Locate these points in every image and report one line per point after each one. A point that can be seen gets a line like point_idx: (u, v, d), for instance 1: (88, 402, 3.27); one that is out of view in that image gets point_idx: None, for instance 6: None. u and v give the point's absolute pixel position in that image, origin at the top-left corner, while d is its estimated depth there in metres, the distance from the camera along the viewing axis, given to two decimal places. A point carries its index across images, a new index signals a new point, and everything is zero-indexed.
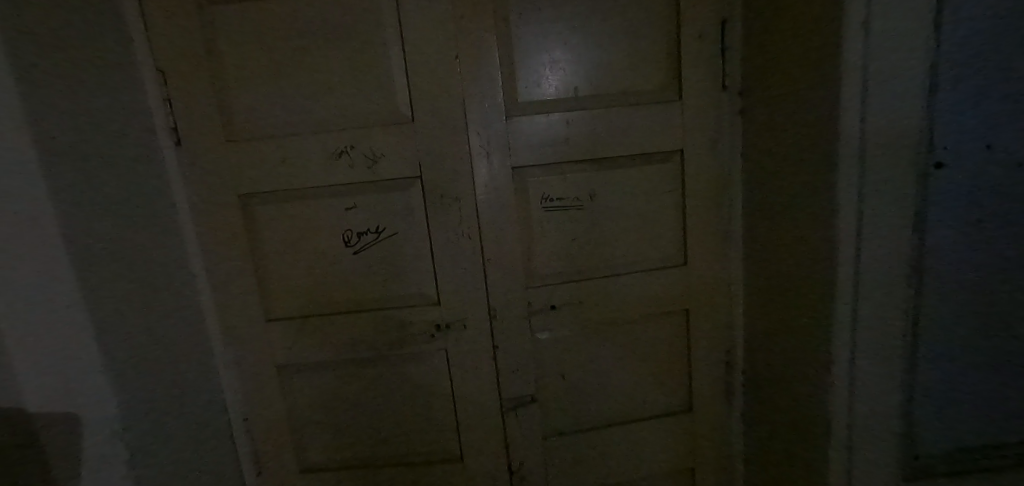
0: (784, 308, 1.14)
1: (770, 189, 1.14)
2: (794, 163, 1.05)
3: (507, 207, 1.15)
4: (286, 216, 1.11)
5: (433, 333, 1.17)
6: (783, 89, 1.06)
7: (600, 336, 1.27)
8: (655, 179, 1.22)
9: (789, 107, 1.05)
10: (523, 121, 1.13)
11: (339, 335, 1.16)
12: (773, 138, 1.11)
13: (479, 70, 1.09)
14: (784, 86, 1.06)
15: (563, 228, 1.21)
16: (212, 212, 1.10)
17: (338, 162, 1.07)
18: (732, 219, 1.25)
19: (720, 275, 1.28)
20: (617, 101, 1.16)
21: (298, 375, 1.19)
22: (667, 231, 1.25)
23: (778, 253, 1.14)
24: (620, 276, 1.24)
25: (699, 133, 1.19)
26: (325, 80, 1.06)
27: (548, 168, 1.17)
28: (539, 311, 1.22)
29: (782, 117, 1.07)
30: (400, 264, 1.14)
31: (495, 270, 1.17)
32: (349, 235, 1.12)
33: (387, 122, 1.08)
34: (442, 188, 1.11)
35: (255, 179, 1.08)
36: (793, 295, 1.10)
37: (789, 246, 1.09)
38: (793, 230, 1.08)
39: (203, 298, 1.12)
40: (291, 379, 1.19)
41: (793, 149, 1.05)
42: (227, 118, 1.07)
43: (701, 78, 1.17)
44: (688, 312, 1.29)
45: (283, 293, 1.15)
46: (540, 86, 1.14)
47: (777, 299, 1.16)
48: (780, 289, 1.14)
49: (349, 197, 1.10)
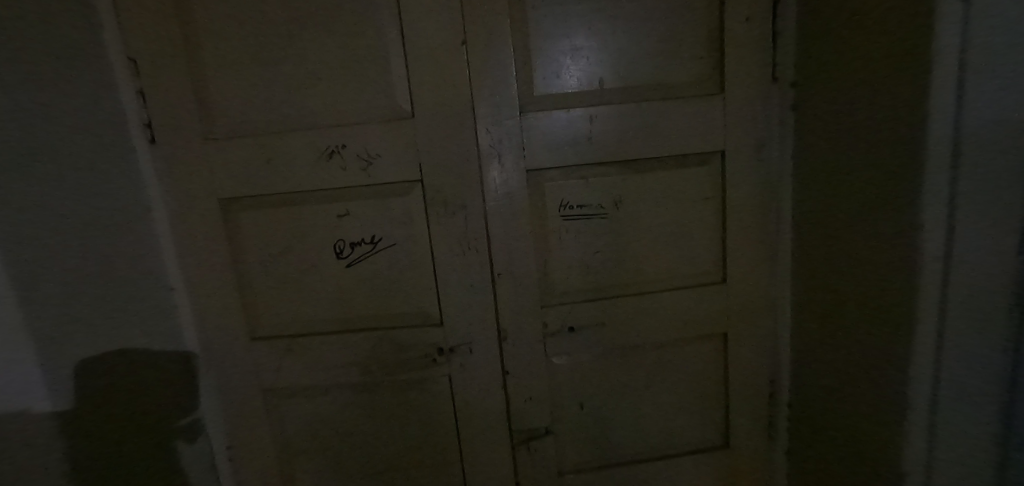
0: (845, 337, 0.98)
1: (830, 198, 0.97)
2: (866, 167, 0.89)
3: (520, 215, 1.01)
4: (272, 224, 0.99)
5: (435, 358, 1.04)
6: (852, 80, 0.89)
7: (625, 362, 1.12)
8: (692, 185, 1.06)
9: (860, 101, 0.88)
10: (540, 118, 0.99)
11: (331, 358, 1.04)
12: (836, 137, 0.94)
13: (490, 58, 0.95)
14: (853, 77, 0.89)
15: (584, 239, 1.06)
16: (190, 219, 0.98)
17: (328, 163, 0.95)
18: (780, 230, 1.09)
19: (765, 294, 1.11)
20: (649, 95, 1.01)
21: (286, 400, 1.07)
22: (705, 244, 1.09)
23: (839, 272, 0.97)
24: (649, 295, 1.08)
25: (744, 132, 1.03)
26: (315, 69, 0.94)
27: (568, 171, 1.03)
28: (556, 333, 1.08)
29: (849, 113, 0.91)
30: (398, 280, 1.01)
31: (507, 287, 1.03)
32: (342, 246, 0.99)
33: (384, 118, 0.94)
34: (446, 194, 0.97)
35: (237, 182, 0.97)
36: (858, 322, 0.94)
37: (857, 265, 0.93)
38: (862, 247, 0.91)
39: (182, 313, 1.01)
40: (279, 404, 1.07)
41: (864, 151, 0.89)
42: (206, 114, 0.95)
43: (748, 69, 1.01)
44: (727, 336, 1.13)
45: (270, 309, 1.03)
46: (561, 78, 0.99)
47: (836, 326, 1.00)
48: (840, 315, 0.98)
49: (341, 203, 0.97)
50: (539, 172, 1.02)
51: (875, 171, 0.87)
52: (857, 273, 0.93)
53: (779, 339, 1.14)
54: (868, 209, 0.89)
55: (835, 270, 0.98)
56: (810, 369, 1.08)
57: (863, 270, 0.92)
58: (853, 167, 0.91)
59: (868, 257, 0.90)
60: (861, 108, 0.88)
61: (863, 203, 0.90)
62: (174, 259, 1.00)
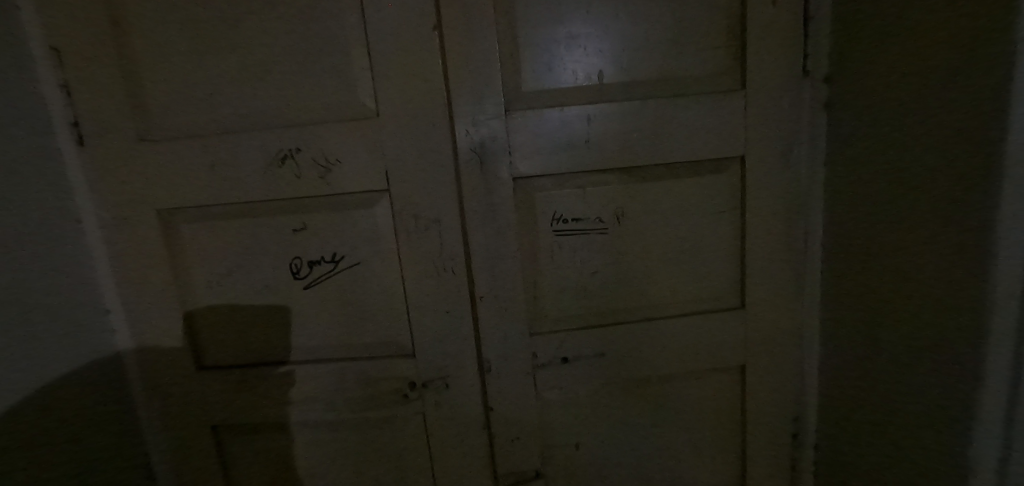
0: (890, 376, 0.83)
1: (873, 213, 0.82)
2: (921, 179, 0.74)
3: (506, 230, 0.88)
4: (220, 238, 0.86)
5: (406, 394, 0.91)
6: (905, 74, 0.75)
7: (627, 398, 0.98)
8: (707, 196, 0.91)
9: (914, 100, 0.73)
10: (530, 118, 0.85)
11: (289, 391, 0.91)
12: (882, 142, 0.79)
13: (471, 47, 0.81)
14: (906, 70, 0.74)
15: (580, 257, 0.92)
16: (126, 232, 0.86)
17: (281, 169, 0.82)
18: (809, 249, 0.94)
19: (790, 322, 0.96)
20: (657, 91, 0.87)
21: (240, 436, 0.94)
22: (721, 263, 0.94)
23: (883, 300, 0.83)
24: (656, 321, 0.94)
25: (769, 134, 0.88)
26: (265, 60, 0.80)
27: (562, 179, 0.89)
28: (548, 364, 0.94)
29: (900, 113, 0.76)
30: (364, 303, 0.88)
31: (489, 313, 0.90)
32: (298, 264, 0.87)
33: (346, 118, 0.81)
34: (419, 206, 0.84)
35: (178, 190, 0.84)
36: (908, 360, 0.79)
37: (907, 293, 0.78)
38: (914, 272, 0.77)
39: (120, 339, 0.89)
40: (231, 440, 0.95)
41: (918, 160, 0.74)
42: (142, 111, 0.82)
43: (776, 60, 0.86)
44: (745, 369, 0.98)
45: (221, 335, 0.91)
46: (554, 71, 0.85)
47: (879, 364, 0.85)
48: (885, 350, 0.83)
49: (297, 215, 0.84)
50: (529, 180, 0.88)
51: (934, 184, 0.72)
52: (908, 303, 0.78)
53: (805, 372, 0.99)
54: (923, 228, 0.74)
55: (878, 298, 0.84)
56: (844, 409, 0.94)
57: (915, 300, 0.77)
58: (906, 179, 0.76)
59: (922, 285, 0.75)
60: (915, 108, 0.73)
61: (917, 222, 0.75)
62: (110, 277, 0.88)
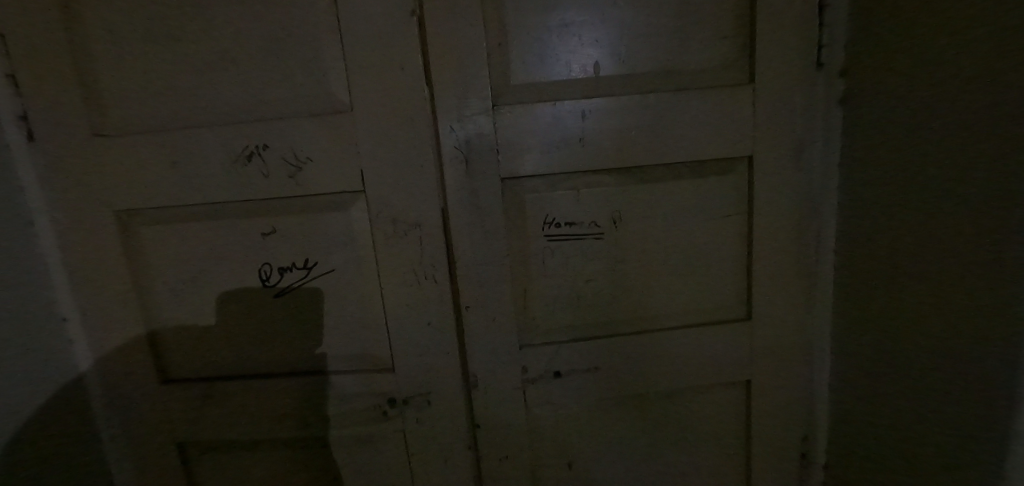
0: (910, 396, 0.77)
1: (893, 219, 0.75)
2: (949, 182, 0.67)
3: (494, 234, 0.81)
4: (184, 242, 0.80)
5: (386, 411, 0.85)
6: (931, 66, 0.68)
7: (624, 415, 0.92)
8: (711, 200, 0.85)
9: (941, 95, 0.67)
10: (519, 113, 0.78)
11: (261, 406, 0.85)
12: (903, 141, 0.73)
13: (456, 36, 0.75)
14: (933, 61, 0.67)
15: (574, 264, 0.85)
16: (83, 235, 0.79)
17: (248, 168, 0.76)
18: (820, 256, 0.87)
19: (800, 334, 0.90)
20: (658, 84, 0.80)
21: (211, 453, 0.88)
22: (725, 271, 0.88)
23: (904, 314, 0.76)
24: (655, 333, 0.88)
25: (779, 132, 0.81)
26: (231, 50, 0.74)
27: (554, 180, 0.82)
28: (538, 379, 0.87)
29: (926, 108, 0.69)
30: (338, 313, 0.83)
31: (474, 324, 0.84)
32: (268, 270, 0.81)
33: (319, 112, 0.75)
34: (397, 209, 0.78)
35: (138, 190, 0.77)
36: (932, 380, 0.73)
37: (931, 307, 0.72)
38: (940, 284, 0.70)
39: (77, 349, 0.83)
40: (198, 458, 0.89)
41: (943, 160, 0.68)
42: (98, 105, 0.76)
43: (788, 50, 0.79)
44: (750, 385, 0.91)
45: (187, 345, 0.85)
46: (545, 62, 0.78)
47: (897, 381, 0.78)
48: (906, 368, 0.77)
49: (266, 218, 0.79)
50: (519, 181, 0.81)
51: (962, 187, 0.65)
52: (930, 317, 0.72)
53: (815, 388, 0.92)
54: (948, 236, 0.68)
55: (898, 311, 0.77)
56: (858, 429, 0.87)
57: (941, 315, 0.70)
58: (931, 181, 0.70)
59: (946, 298, 0.69)
60: (942, 104, 0.67)
61: (942, 228, 0.69)
62: (65, 283, 0.81)
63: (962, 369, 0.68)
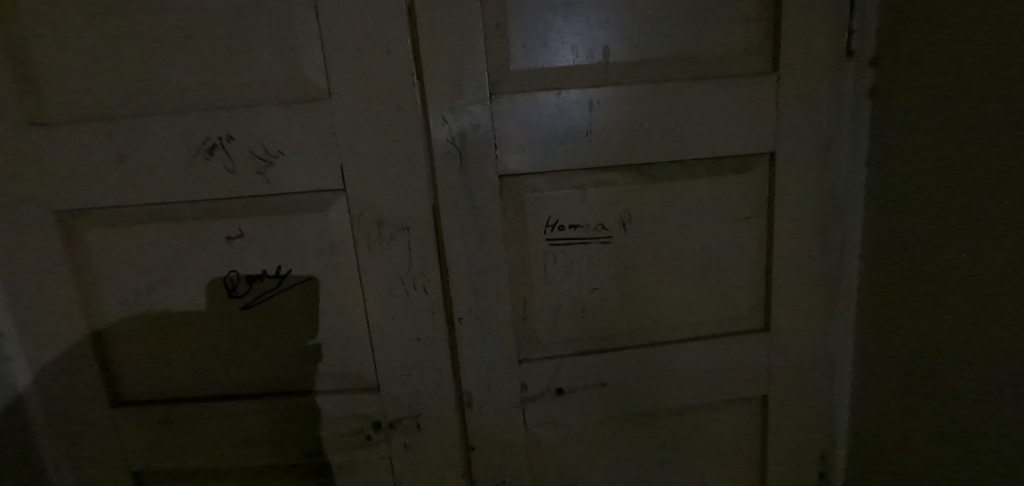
0: (938, 416, 0.70)
1: (923, 222, 0.69)
2: (983, 184, 0.61)
3: (490, 238, 0.73)
4: (139, 246, 0.71)
5: (370, 435, 0.76)
6: (967, 54, 0.61)
7: (630, 434, 0.84)
8: (728, 200, 0.77)
9: (975, 88, 0.60)
10: (519, 103, 0.70)
11: (230, 429, 0.76)
12: (936, 137, 0.66)
13: (448, 15, 0.66)
14: (968, 50, 0.61)
15: (578, 271, 0.77)
16: (17, 238, 0.69)
17: (210, 163, 0.67)
18: (844, 261, 0.80)
19: (820, 345, 0.83)
20: (671, 72, 0.72)
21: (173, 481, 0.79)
22: (741, 278, 0.81)
23: (933, 326, 0.69)
24: (665, 345, 0.80)
25: (803, 126, 0.74)
26: (189, 26, 0.65)
27: (557, 178, 0.74)
28: (538, 397, 0.79)
29: (960, 102, 0.63)
30: (314, 325, 0.74)
31: (468, 337, 0.76)
32: (234, 278, 0.72)
33: (292, 100, 0.66)
34: (381, 210, 0.70)
35: (81, 187, 0.68)
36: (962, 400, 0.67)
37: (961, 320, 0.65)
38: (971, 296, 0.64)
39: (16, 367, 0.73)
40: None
41: (975, 161, 0.61)
42: (33, 88, 0.66)
43: (814, 36, 0.71)
44: (767, 401, 0.85)
45: (145, 362, 0.75)
46: (549, 45, 0.70)
47: (925, 399, 0.72)
48: (936, 386, 0.70)
49: (233, 220, 0.70)
50: (518, 178, 0.73)
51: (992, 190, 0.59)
52: (959, 332, 0.66)
53: (836, 402, 0.86)
54: (979, 244, 0.62)
55: (925, 323, 0.71)
56: (882, 449, 0.80)
57: (972, 330, 0.64)
58: (964, 183, 0.63)
59: (977, 312, 0.63)
60: (976, 98, 0.60)
61: (976, 235, 0.62)
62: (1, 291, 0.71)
63: (993, 390, 0.62)
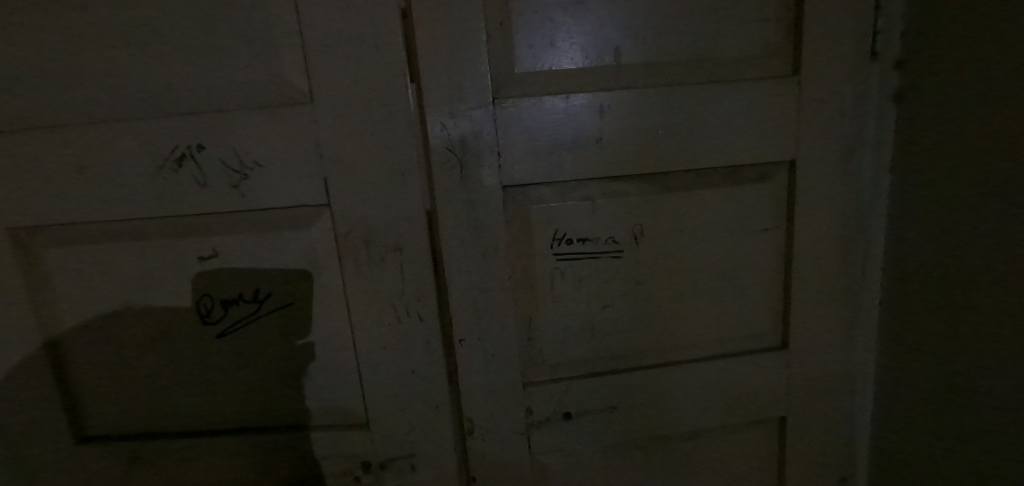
0: (963, 442, 0.66)
1: (949, 237, 0.65)
2: (1014, 197, 0.57)
3: (494, 253, 0.68)
4: (101, 267, 0.64)
5: (359, 476, 0.71)
6: (998, 58, 0.57)
7: (642, 460, 0.79)
8: (745, 211, 0.73)
9: (1007, 93, 0.56)
10: (524, 108, 0.64)
11: (209, 465, 0.70)
12: (963, 147, 0.62)
13: (447, 12, 0.60)
14: (1000, 52, 0.57)
15: (587, 288, 0.72)
16: None
17: (178, 175, 0.61)
18: (866, 275, 0.76)
19: (840, 362, 0.79)
20: (685, 75, 0.67)
21: None
22: (758, 293, 0.76)
23: (959, 347, 0.66)
24: (678, 365, 0.75)
25: (824, 133, 0.70)
26: (158, 22, 0.58)
27: (565, 189, 0.69)
28: (544, 423, 0.74)
29: (989, 111, 0.59)
30: (298, 353, 0.68)
31: (468, 360, 0.70)
32: (208, 303, 0.66)
33: (271, 105, 0.60)
34: (371, 228, 0.64)
35: (35, 202, 0.61)
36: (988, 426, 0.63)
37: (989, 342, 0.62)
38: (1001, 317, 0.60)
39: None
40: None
41: (1004, 172, 0.57)
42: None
43: (836, 37, 0.67)
44: (785, 422, 0.80)
45: (115, 392, 0.68)
46: (555, 46, 0.65)
47: (949, 423, 0.68)
48: (961, 411, 0.66)
49: (207, 240, 0.64)
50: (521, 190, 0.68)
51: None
52: (988, 353, 0.62)
53: (856, 422, 0.81)
54: (1008, 260, 0.58)
55: (952, 342, 0.66)
56: (904, 473, 0.76)
57: (1002, 354, 0.60)
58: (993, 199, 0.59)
59: (1005, 334, 0.59)
60: (1005, 107, 0.57)
61: (1005, 249, 0.58)
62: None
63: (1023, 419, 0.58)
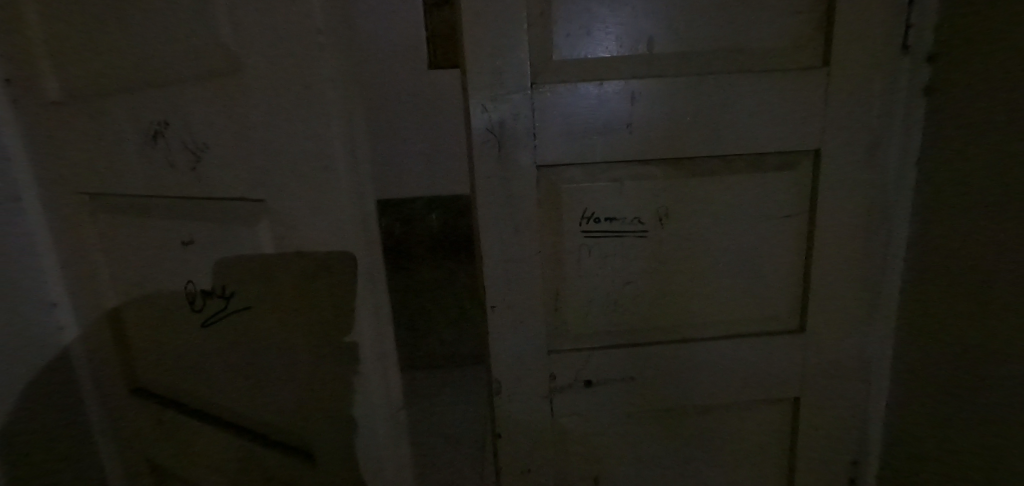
0: (964, 428, 0.69)
1: (964, 228, 0.67)
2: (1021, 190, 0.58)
3: (526, 228, 0.74)
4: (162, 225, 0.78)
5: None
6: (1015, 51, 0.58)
7: (658, 429, 0.84)
8: (768, 197, 0.76)
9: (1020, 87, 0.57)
10: (560, 94, 0.70)
11: (200, 439, 0.89)
12: (981, 141, 0.63)
13: (493, 6, 0.67)
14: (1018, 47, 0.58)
15: (612, 264, 0.77)
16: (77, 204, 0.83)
17: (154, 150, 0.74)
18: (888, 265, 0.78)
19: (857, 348, 0.81)
20: (715, 64, 0.71)
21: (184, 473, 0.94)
22: (777, 277, 0.79)
23: (965, 335, 0.67)
24: (695, 342, 0.80)
25: (850, 124, 0.72)
26: None
27: (595, 170, 0.74)
28: (565, 388, 0.80)
29: (1004, 104, 0.60)
30: (252, 345, 0.78)
31: (498, 325, 0.77)
32: (192, 291, 0.80)
33: (212, 74, 0.67)
34: (300, 236, 0.70)
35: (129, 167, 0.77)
36: (986, 413, 0.65)
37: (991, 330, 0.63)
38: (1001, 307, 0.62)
39: (59, 312, 0.85)
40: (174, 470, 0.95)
41: (1012, 165, 0.59)
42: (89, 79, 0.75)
43: (866, 29, 0.69)
44: (798, 404, 0.83)
45: (158, 342, 0.88)
46: (592, 35, 0.69)
47: (953, 410, 0.70)
48: (964, 398, 0.68)
49: (182, 227, 0.76)
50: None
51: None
52: (989, 341, 0.64)
53: (872, 408, 0.84)
54: (1010, 251, 0.60)
55: (959, 331, 0.68)
56: (913, 458, 0.79)
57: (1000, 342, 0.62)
58: (1002, 190, 0.61)
59: (1004, 322, 0.61)
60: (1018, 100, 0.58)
61: (1008, 242, 0.60)
62: (91, 246, 0.86)
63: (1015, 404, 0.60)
